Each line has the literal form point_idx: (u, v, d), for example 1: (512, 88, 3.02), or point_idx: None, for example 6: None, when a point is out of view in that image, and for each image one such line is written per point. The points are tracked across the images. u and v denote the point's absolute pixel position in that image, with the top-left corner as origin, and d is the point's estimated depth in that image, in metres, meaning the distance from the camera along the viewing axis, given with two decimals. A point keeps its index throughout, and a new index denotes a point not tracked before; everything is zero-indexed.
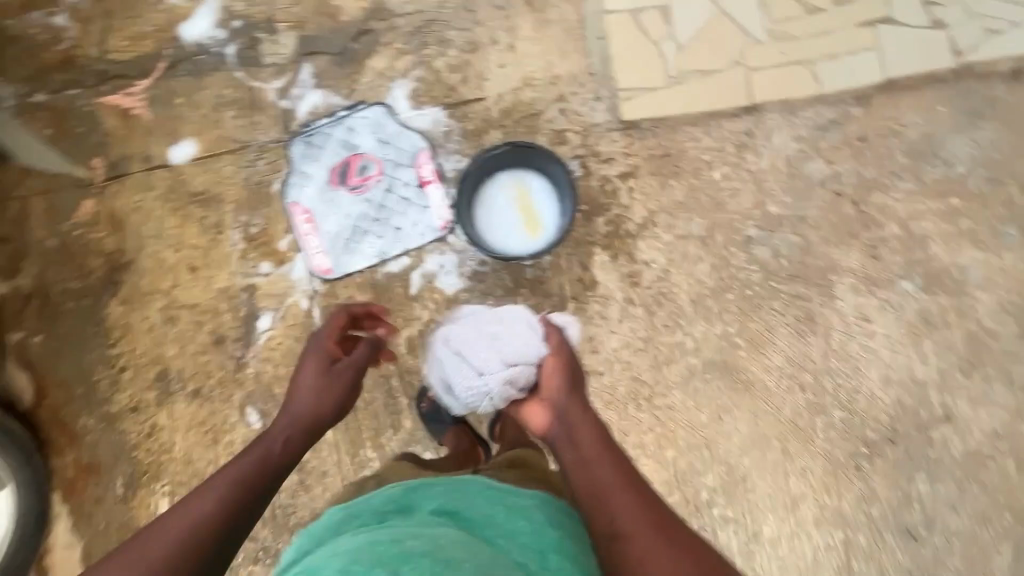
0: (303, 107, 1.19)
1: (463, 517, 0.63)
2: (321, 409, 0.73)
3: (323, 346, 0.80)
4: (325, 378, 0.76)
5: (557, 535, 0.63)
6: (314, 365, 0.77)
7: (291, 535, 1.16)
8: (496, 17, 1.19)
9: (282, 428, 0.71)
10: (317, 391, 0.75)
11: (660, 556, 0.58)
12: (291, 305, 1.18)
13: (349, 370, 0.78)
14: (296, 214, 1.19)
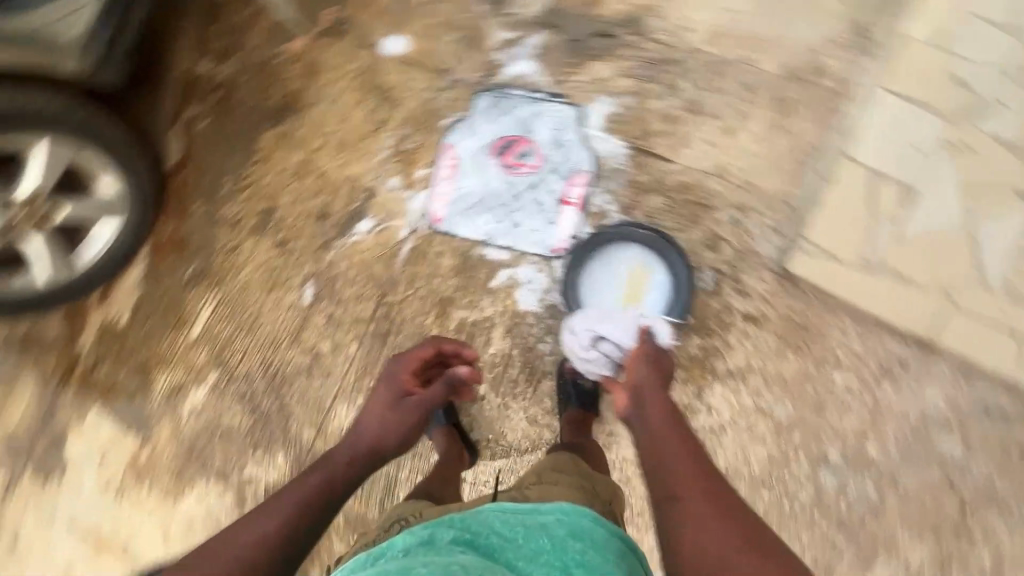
0: (512, 69, 1.19)
1: (481, 543, 0.64)
2: (385, 435, 0.83)
3: (397, 383, 0.91)
4: (399, 410, 0.86)
5: (580, 548, 0.64)
6: (387, 395, 0.88)
7: (280, 399, 1.28)
8: (733, 96, 1.12)
9: (348, 451, 0.80)
10: (388, 417, 0.85)
11: (708, 517, 0.62)
12: (393, 227, 1.24)
13: (419, 404, 0.88)
14: (446, 156, 1.22)
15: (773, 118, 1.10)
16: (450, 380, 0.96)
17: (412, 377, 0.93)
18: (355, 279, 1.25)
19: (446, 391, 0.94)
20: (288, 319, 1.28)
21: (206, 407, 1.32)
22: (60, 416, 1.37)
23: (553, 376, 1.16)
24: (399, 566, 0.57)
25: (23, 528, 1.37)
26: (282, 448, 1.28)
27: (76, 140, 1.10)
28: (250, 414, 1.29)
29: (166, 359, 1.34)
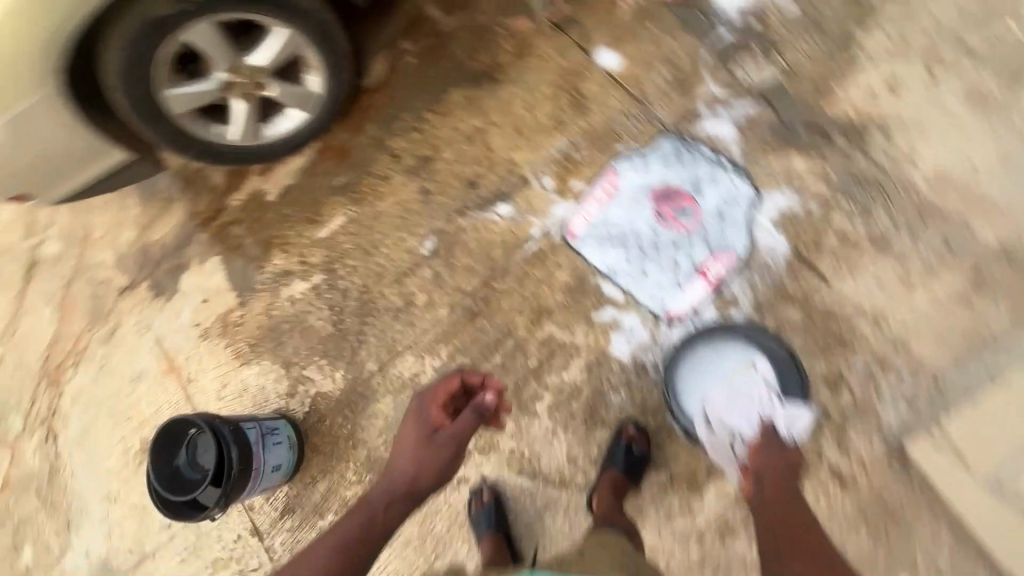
0: (708, 126, 1.16)
1: None
2: (417, 476, 0.90)
3: (425, 418, 0.95)
4: (427, 451, 0.91)
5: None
6: (417, 434, 0.93)
7: (361, 325, 1.36)
8: (929, 248, 1.02)
9: (385, 497, 0.89)
10: (417, 458, 0.91)
11: None
12: (528, 222, 1.26)
13: (450, 440, 0.92)
14: (607, 180, 1.22)
15: (962, 288, 1.00)
16: (478, 407, 0.94)
17: (442, 409, 0.96)
18: (473, 252, 1.30)
19: (479, 417, 0.94)
20: (400, 260, 1.35)
21: (300, 300, 1.43)
22: (192, 250, 1.56)
23: (610, 429, 1.14)
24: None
25: (125, 324, 1.59)
26: (343, 366, 1.36)
27: (310, 36, 1.22)
28: (331, 324, 1.39)
29: (288, 245, 1.47)
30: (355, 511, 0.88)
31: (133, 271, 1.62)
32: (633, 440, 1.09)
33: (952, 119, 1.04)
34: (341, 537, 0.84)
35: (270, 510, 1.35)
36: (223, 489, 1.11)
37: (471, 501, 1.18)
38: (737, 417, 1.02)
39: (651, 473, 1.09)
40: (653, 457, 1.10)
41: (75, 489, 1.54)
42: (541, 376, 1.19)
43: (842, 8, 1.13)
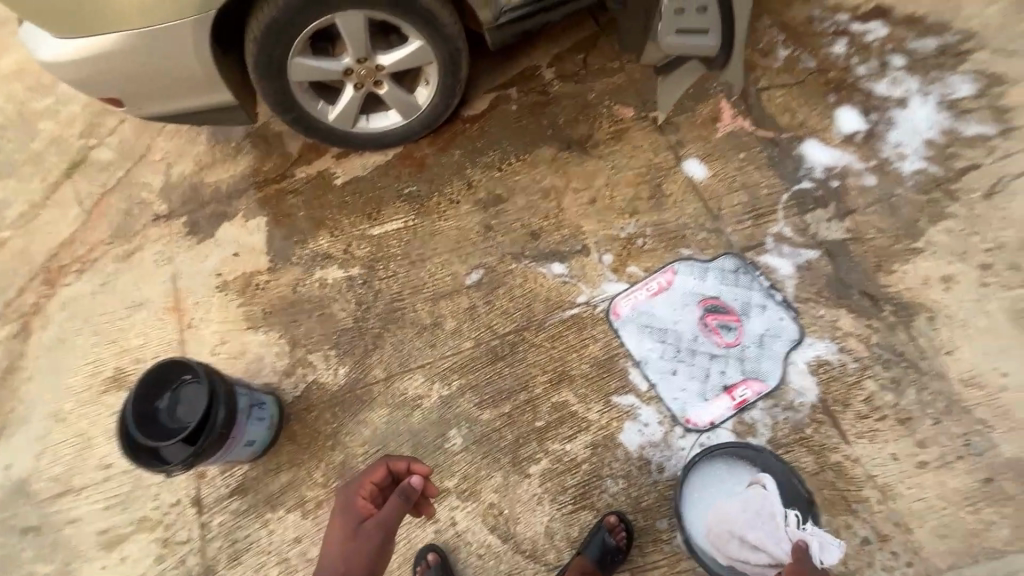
0: (770, 259, 1.23)
1: None
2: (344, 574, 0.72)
3: (352, 507, 0.81)
4: (353, 545, 0.75)
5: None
6: (343, 527, 0.79)
7: (382, 329, 1.35)
8: (951, 439, 1.04)
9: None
10: (344, 555, 0.75)
11: None
12: (577, 288, 1.29)
13: (378, 529, 0.76)
14: (663, 276, 1.26)
15: (973, 489, 1.00)
16: (407, 491, 0.81)
17: (369, 498, 0.83)
18: (514, 298, 1.31)
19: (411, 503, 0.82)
20: (443, 281, 1.37)
21: (330, 286, 1.42)
22: (241, 203, 1.57)
23: (596, 515, 1.11)
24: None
25: (146, 250, 1.57)
26: (349, 364, 1.33)
27: (439, 56, 1.29)
28: (353, 319, 1.37)
29: (338, 230, 1.48)
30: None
31: (175, 203, 1.61)
32: (613, 528, 1.06)
33: (992, 327, 1.10)
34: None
35: (220, 485, 1.26)
36: (195, 448, 1.06)
37: (419, 565, 1.11)
38: (763, 533, 0.97)
39: (625, 574, 1.06)
40: (632, 558, 1.07)
41: (25, 396, 1.44)
42: (545, 439, 1.18)
43: (915, 199, 1.22)
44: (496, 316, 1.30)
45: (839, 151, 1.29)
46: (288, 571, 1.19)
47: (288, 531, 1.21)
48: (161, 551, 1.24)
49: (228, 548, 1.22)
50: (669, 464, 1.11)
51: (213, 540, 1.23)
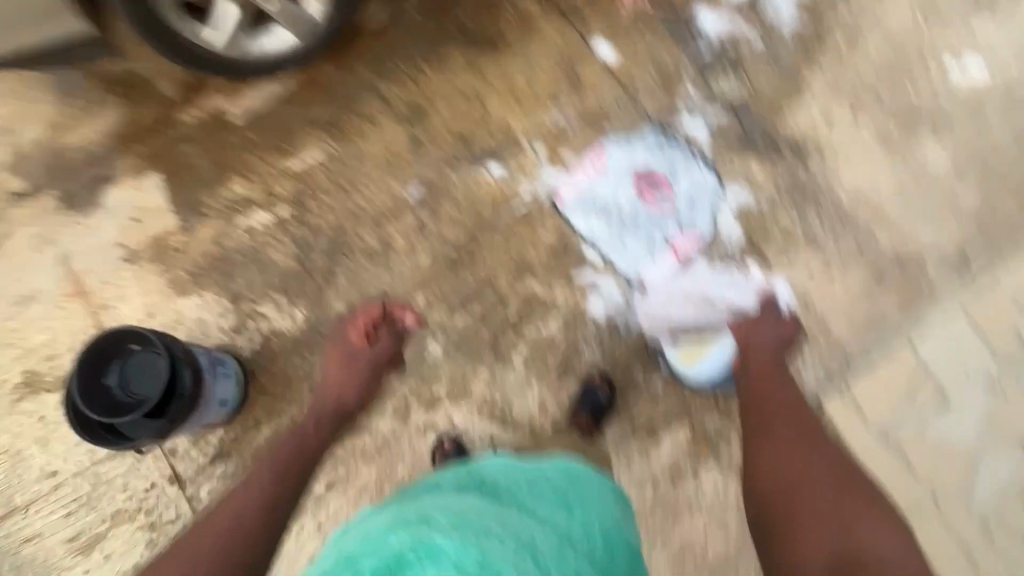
0: (685, 124, 1.33)
1: (490, 484, 0.76)
2: (344, 398, 1.11)
3: (346, 344, 1.15)
4: (348, 372, 1.13)
5: (576, 489, 0.78)
6: (337, 357, 1.15)
7: (331, 264, 1.30)
8: (847, 247, 1.25)
9: (315, 418, 1.09)
10: (343, 376, 1.12)
11: (794, 463, 0.80)
12: (518, 184, 1.32)
13: (366, 359, 1.14)
14: (596, 156, 1.32)
15: (868, 281, 1.23)
16: (397, 335, 1.19)
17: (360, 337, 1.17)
18: (459, 206, 1.32)
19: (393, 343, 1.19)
20: (382, 204, 1.33)
21: (259, 232, 1.32)
22: (122, 161, 1.36)
23: (580, 382, 1.21)
24: (415, 514, 0.67)
25: (16, 236, 1.33)
26: (305, 306, 1.28)
27: None
28: (296, 261, 1.31)
29: (252, 172, 1.36)
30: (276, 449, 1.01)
31: (34, 175, 1.36)
32: (596, 388, 1.18)
33: (868, 148, 1.29)
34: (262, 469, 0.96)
35: (197, 456, 1.20)
36: (167, 418, 0.99)
37: (436, 456, 1.17)
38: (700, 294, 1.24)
39: (615, 421, 1.19)
40: (618, 408, 1.20)
41: None
42: (519, 329, 1.24)
43: None
44: (445, 226, 1.31)
45: (730, 9, 1.34)
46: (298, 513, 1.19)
47: None
48: (153, 537, 1.18)
49: None
50: (634, 322, 1.24)
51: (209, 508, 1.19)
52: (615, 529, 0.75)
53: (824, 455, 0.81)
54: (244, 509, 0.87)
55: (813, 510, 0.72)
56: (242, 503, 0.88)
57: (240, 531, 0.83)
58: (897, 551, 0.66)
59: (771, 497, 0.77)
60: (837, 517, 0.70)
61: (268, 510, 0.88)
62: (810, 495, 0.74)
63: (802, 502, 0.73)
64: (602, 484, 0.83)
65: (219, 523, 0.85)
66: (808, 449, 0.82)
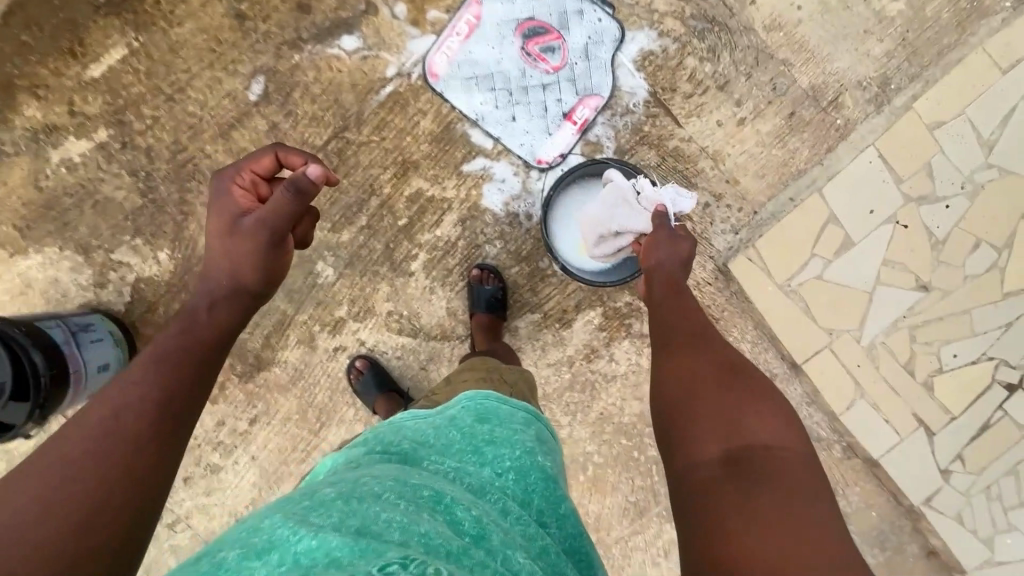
0: None
1: (394, 448, 0.71)
2: (240, 279, 0.68)
3: (229, 207, 0.71)
4: (238, 242, 0.68)
5: (486, 428, 0.74)
6: (220, 221, 0.70)
7: (182, 192, 1.11)
8: (761, 89, 1.11)
9: (204, 299, 0.67)
10: (231, 254, 0.68)
11: (696, 356, 0.73)
12: (381, 60, 1.09)
13: (262, 228, 0.68)
14: (469, 9, 1.08)
15: (782, 126, 1.12)
16: (297, 184, 0.66)
17: (251, 193, 0.73)
18: (316, 98, 1.09)
19: (301, 193, 0.67)
20: (221, 108, 1.09)
21: (82, 165, 1.10)
22: None
23: (463, 281, 1.15)
24: (305, 493, 0.62)
25: None
26: (167, 245, 1.12)
27: None
28: (139, 194, 1.11)
29: (43, 88, 1.07)
30: (161, 331, 0.63)
31: None
32: (480, 279, 1.12)
33: None
34: (152, 356, 0.59)
35: None
36: (33, 402, 0.93)
37: (351, 376, 1.15)
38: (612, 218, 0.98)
39: (526, 314, 1.17)
40: (528, 300, 1.16)
41: None
42: (413, 235, 1.13)
43: None
44: (304, 126, 1.10)
45: None
46: (228, 450, 1.19)
47: (207, 420, 1.18)
48: None
49: None
50: (535, 209, 1.13)
51: None
52: (528, 455, 0.72)
53: (721, 347, 0.75)
54: (114, 411, 0.53)
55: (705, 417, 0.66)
56: (100, 421, 0.52)
57: (126, 436, 0.52)
58: (779, 439, 0.63)
59: (665, 405, 0.71)
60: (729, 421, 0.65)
61: (176, 399, 0.56)
62: (701, 393, 0.68)
63: (702, 389, 0.68)
64: (515, 411, 0.80)
65: (72, 446, 0.50)
66: (700, 345, 0.74)
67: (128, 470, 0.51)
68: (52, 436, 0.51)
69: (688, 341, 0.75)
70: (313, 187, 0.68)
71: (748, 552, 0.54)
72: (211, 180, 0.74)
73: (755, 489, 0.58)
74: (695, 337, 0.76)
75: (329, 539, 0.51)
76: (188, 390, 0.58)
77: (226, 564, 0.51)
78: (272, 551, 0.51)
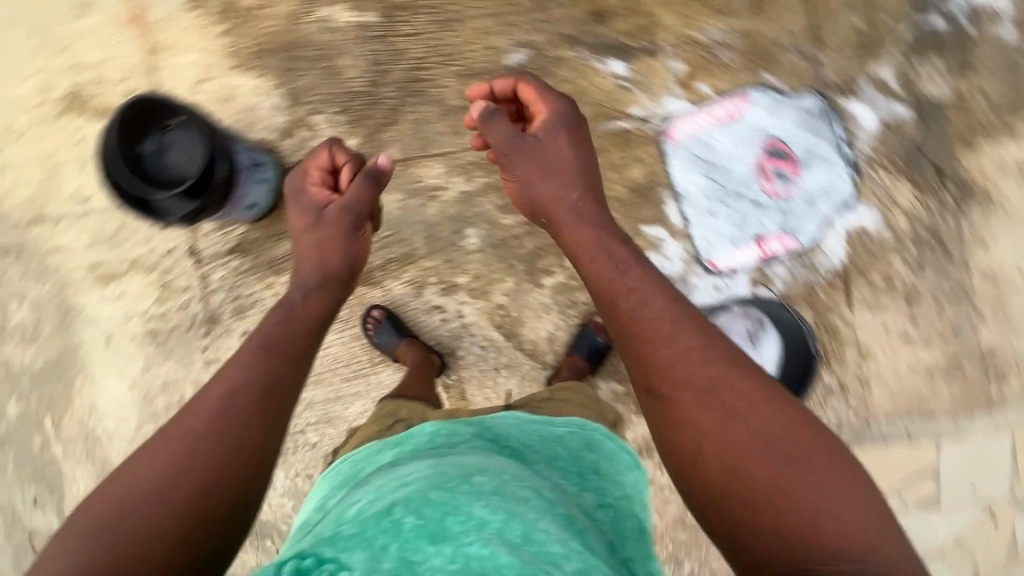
0: (856, 106, 1.08)
1: (507, 441, 0.83)
2: (330, 264, 0.80)
3: (313, 202, 0.84)
4: (324, 231, 0.81)
5: (592, 459, 0.85)
6: (306, 220, 0.82)
7: (401, 102, 1.16)
8: (942, 321, 1.10)
9: (299, 291, 0.77)
10: (321, 245, 0.80)
11: (701, 416, 0.62)
12: (634, 97, 1.12)
13: (341, 217, 0.82)
14: (735, 102, 1.10)
15: (940, 364, 1.10)
16: (376, 172, 0.85)
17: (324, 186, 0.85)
18: (559, 95, 1.13)
19: (371, 180, 0.85)
20: (477, 56, 1.14)
21: (337, 31, 1.16)
22: None
23: (579, 319, 1.16)
24: (457, 468, 0.71)
25: None
26: (360, 137, 1.17)
27: None
28: (366, 83, 1.16)
29: None
30: (265, 321, 0.73)
31: None
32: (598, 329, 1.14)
33: None
34: (257, 346, 0.68)
35: (219, 242, 1.21)
36: (199, 204, 0.97)
37: (368, 326, 1.19)
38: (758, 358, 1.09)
39: (612, 379, 1.18)
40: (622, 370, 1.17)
41: None
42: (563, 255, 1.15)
43: None
44: None
45: None
46: None
47: None
48: (160, 295, 1.23)
49: (231, 302, 1.22)
50: None
51: (216, 293, 1.22)
52: (627, 501, 0.82)
53: (736, 387, 0.63)
54: (218, 409, 0.62)
55: (775, 526, 0.57)
56: (207, 413, 0.62)
57: (230, 421, 0.62)
58: (837, 506, 0.57)
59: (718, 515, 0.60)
60: (793, 516, 0.57)
61: (269, 395, 0.65)
62: (738, 468, 0.59)
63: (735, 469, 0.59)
64: (618, 450, 0.88)
65: (187, 429, 0.61)
66: (725, 412, 0.61)
67: (232, 451, 0.61)
68: (178, 418, 0.63)
69: (719, 414, 0.61)
70: (382, 174, 0.86)
71: None
72: (287, 177, 0.88)
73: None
74: (724, 406, 0.62)
75: (499, 554, 0.57)
76: (287, 380, 0.67)
77: (403, 529, 0.59)
78: (444, 542, 0.58)
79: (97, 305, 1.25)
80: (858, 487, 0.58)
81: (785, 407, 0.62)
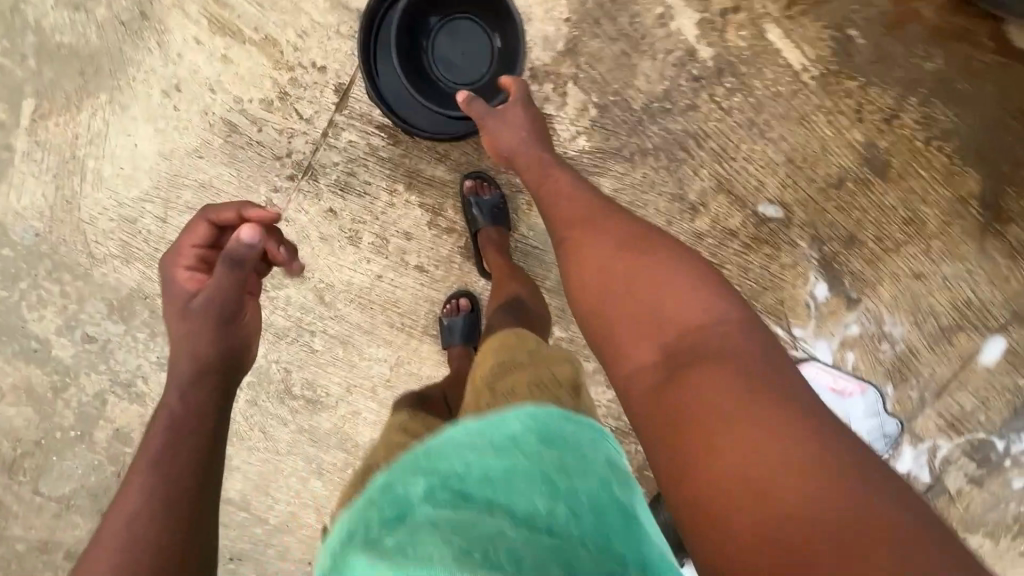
0: (920, 459, 1.19)
1: (457, 484, 0.50)
2: (197, 360, 0.60)
3: (177, 289, 0.65)
4: (192, 326, 0.61)
5: (555, 453, 0.52)
6: (170, 312, 0.64)
7: (650, 150, 1.02)
8: None
9: (175, 391, 0.58)
10: (187, 336, 0.61)
11: (588, 241, 0.61)
12: (807, 319, 1.13)
13: (208, 309, 0.62)
14: (852, 382, 1.15)
15: None
16: (234, 254, 0.62)
17: (191, 267, 0.66)
18: (764, 267, 1.09)
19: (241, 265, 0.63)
20: (746, 180, 1.04)
21: (660, 34, 0.97)
22: None
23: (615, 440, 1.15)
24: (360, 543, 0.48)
25: None
26: (590, 144, 1.01)
27: None
28: (640, 103, 1.00)
29: None
30: (150, 423, 0.57)
31: None
32: (477, 191, 1.02)
33: None
34: (153, 461, 0.53)
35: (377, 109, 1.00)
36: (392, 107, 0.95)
37: (447, 307, 1.08)
38: None
39: None
40: None
41: None
42: None
43: None
44: (737, 261, 1.08)
45: None
46: (377, 248, 1.06)
47: (403, 219, 1.05)
48: (271, 99, 0.98)
49: (339, 171, 1.01)
50: None
51: (331, 149, 1.00)
52: (609, 491, 0.51)
53: (614, 221, 0.62)
54: (122, 550, 0.50)
55: (642, 331, 0.52)
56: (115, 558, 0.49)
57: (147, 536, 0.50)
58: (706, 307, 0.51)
59: (601, 346, 0.55)
60: (664, 325, 0.52)
61: (176, 495, 0.52)
62: (612, 288, 0.56)
63: (608, 287, 0.56)
64: (582, 428, 0.56)
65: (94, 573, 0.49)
66: (590, 244, 0.60)
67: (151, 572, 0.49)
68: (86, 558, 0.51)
69: (594, 237, 0.61)
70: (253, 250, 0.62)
71: (746, 492, 0.40)
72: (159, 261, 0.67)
73: (723, 414, 0.44)
74: (594, 225, 0.62)
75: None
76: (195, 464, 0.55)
77: None
78: None
79: (194, 47, 0.97)
80: (704, 277, 0.54)
81: (624, 223, 0.61)
